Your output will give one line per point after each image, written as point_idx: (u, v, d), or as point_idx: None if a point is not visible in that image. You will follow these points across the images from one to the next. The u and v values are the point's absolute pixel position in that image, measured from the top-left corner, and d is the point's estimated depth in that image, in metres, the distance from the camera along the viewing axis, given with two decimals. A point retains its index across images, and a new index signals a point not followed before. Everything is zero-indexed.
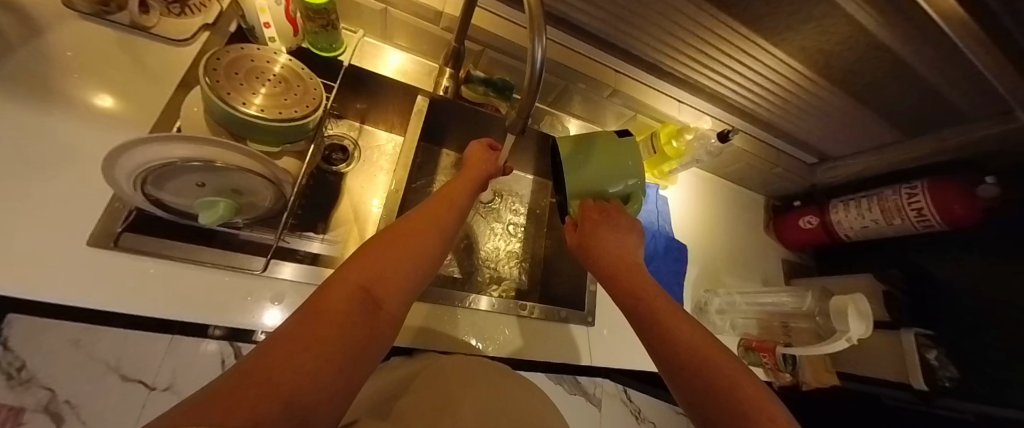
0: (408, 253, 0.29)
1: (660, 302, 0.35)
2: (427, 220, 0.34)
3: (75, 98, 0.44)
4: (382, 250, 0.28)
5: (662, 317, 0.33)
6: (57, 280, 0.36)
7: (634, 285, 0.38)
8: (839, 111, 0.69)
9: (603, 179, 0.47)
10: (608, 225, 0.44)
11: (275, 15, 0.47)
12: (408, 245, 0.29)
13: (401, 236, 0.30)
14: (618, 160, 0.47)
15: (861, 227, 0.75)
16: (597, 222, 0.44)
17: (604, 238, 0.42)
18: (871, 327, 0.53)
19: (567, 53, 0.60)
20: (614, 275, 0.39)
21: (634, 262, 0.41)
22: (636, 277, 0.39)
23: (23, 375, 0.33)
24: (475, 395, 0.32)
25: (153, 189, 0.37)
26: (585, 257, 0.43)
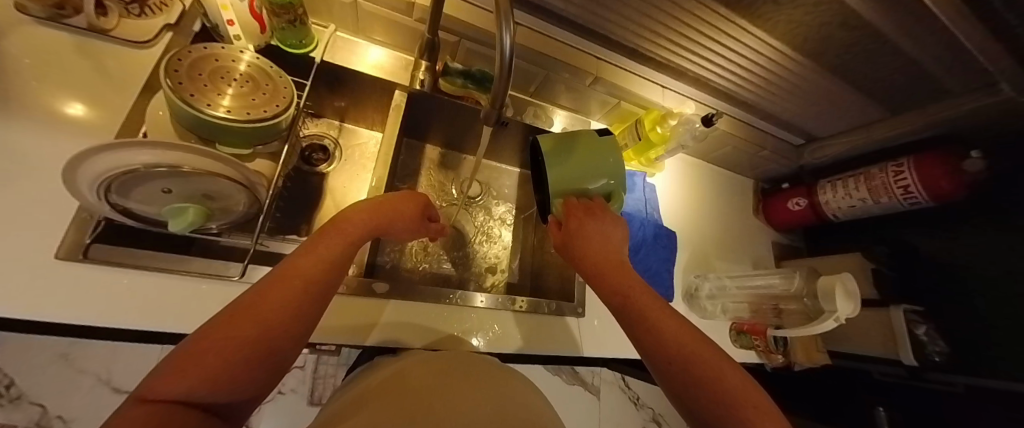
0: (271, 330, 0.22)
1: (646, 297, 0.35)
2: (307, 272, 0.27)
3: (31, 106, 0.42)
4: (227, 329, 0.21)
5: (647, 312, 0.33)
6: (25, 294, 0.35)
7: (621, 282, 0.37)
8: (824, 89, 0.68)
9: (585, 176, 0.46)
10: (595, 223, 0.43)
11: (239, 12, 0.45)
12: (272, 315, 0.23)
13: (262, 302, 0.23)
14: (599, 158, 0.47)
15: (849, 207, 0.75)
16: (583, 219, 0.43)
17: (589, 238, 0.41)
18: (858, 307, 0.52)
19: (545, 41, 0.59)
20: (602, 271, 0.38)
21: (621, 260, 0.40)
22: (623, 273, 0.38)
23: (13, 393, 0.40)
24: (448, 394, 0.31)
25: (118, 198, 0.36)
26: (569, 253, 0.42)
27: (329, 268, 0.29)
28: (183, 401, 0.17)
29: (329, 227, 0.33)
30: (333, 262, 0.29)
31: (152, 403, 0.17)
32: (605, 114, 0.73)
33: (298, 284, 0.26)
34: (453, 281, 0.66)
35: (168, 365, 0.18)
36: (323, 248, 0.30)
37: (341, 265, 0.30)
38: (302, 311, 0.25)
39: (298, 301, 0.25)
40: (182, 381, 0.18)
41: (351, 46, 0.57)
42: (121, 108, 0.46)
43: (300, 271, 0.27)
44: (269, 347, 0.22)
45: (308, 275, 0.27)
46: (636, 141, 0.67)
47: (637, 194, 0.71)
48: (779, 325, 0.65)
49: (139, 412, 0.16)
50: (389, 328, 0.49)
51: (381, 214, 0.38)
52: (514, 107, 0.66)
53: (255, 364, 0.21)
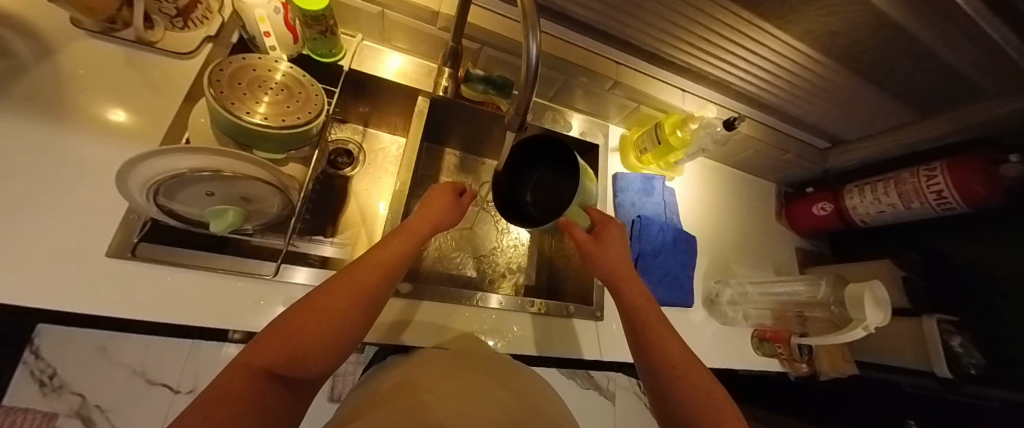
0: (336, 322, 0.27)
1: (651, 311, 0.42)
2: (368, 274, 0.31)
3: (87, 114, 0.45)
4: (303, 315, 0.26)
5: (650, 326, 0.40)
6: (79, 291, 0.37)
7: (634, 295, 0.43)
8: (851, 92, 0.66)
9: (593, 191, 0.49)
10: (612, 231, 0.48)
11: (275, 24, 0.47)
12: (337, 310, 0.28)
13: (331, 298, 0.28)
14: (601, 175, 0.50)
15: (879, 212, 0.72)
16: (606, 227, 0.48)
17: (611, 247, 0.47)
18: (888, 315, 0.51)
19: (565, 47, 0.60)
20: (618, 280, 0.44)
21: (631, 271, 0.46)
22: (634, 285, 0.44)
23: (54, 383, 0.42)
24: (446, 397, 0.32)
25: (165, 200, 0.38)
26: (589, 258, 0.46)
27: (389, 271, 0.33)
28: (267, 369, 0.23)
29: (390, 233, 0.37)
30: (391, 268, 0.33)
31: (245, 367, 0.22)
32: (624, 118, 0.73)
33: (363, 284, 0.30)
34: (471, 283, 0.67)
35: (261, 339, 0.25)
36: (384, 252, 0.34)
37: (400, 268, 0.34)
38: (364, 307, 0.30)
39: (362, 302, 0.30)
40: (263, 352, 0.23)
41: (377, 54, 0.59)
42: (164, 115, 0.48)
43: (365, 272, 0.31)
44: (334, 333, 0.27)
45: (371, 277, 0.31)
46: (655, 145, 0.66)
47: (655, 198, 0.71)
48: (802, 333, 0.64)
49: (232, 373, 0.22)
50: (411, 327, 0.50)
51: (433, 216, 0.40)
52: (533, 112, 0.67)
53: (320, 351, 0.26)
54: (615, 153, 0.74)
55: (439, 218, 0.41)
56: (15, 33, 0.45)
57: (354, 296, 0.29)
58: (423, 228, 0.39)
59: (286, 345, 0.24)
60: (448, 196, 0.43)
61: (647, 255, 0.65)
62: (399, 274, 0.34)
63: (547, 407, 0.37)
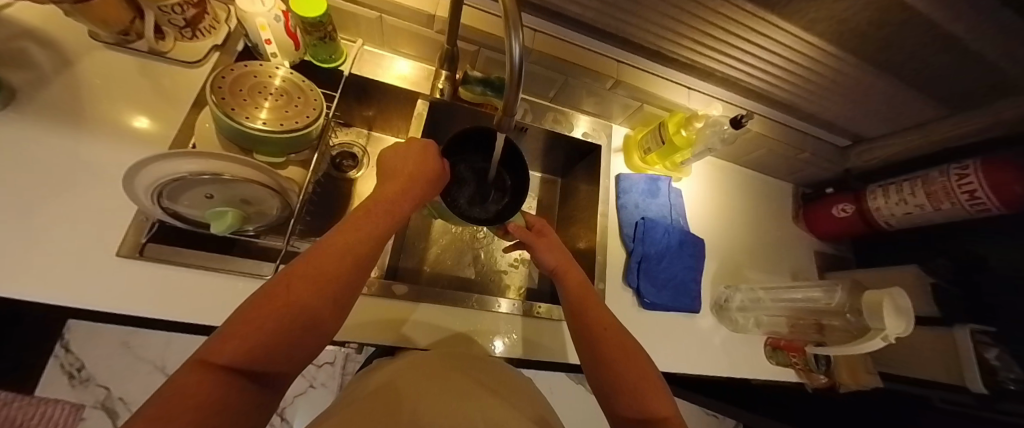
0: (302, 312, 0.27)
1: (595, 310, 0.42)
2: (334, 259, 0.31)
3: (102, 122, 0.47)
4: (266, 306, 0.25)
5: (593, 326, 0.41)
6: (89, 288, 0.39)
7: (580, 293, 0.44)
8: (869, 86, 0.62)
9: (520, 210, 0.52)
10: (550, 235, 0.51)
11: (276, 31, 0.48)
12: (303, 297, 0.27)
13: (295, 288, 0.27)
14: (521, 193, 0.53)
15: (905, 214, 0.67)
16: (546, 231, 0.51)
17: (554, 248, 0.49)
18: (911, 324, 0.47)
19: (563, 46, 0.59)
20: (563, 272, 0.47)
21: (576, 270, 0.48)
22: (575, 276, 0.47)
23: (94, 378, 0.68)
24: (421, 392, 0.34)
25: (169, 202, 0.40)
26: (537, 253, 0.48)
27: (356, 255, 0.33)
28: (228, 365, 0.22)
29: (356, 214, 0.36)
30: (358, 251, 0.33)
31: (206, 364, 0.22)
32: (628, 117, 0.71)
33: (328, 269, 0.30)
34: (471, 285, 0.66)
35: (221, 334, 0.24)
36: (351, 235, 0.33)
37: (367, 251, 0.34)
38: (332, 294, 0.30)
39: (329, 288, 0.30)
40: (223, 348, 0.23)
41: (378, 59, 0.60)
42: (173, 120, 0.51)
43: (332, 258, 0.31)
44: (302, 321, 0.27)
45: (338, 263, 0.31)
46: (659, 145, 0.64)
47: (661, 200, 0.68)
48: (820, 342, 0.58)
49: (191, 372, 0.21)
50: (404, 328, 0.50)
51: (404, 195, 0.40)
52: (533, 113, 0.66)
53: (287, 344, 0.26)
54: (618, 154, 0.72)
55: (409, 198, 0.41)
56: (40, 47, 0.48)
57: (319, 284, 0.29)
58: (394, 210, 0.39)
59: (250, 339, 0.24)
60: (421, 170, 0.43)
61: (651, 259, 0.63)
62: (370, 257, 0.34)
63: (515, 409, 0.37)
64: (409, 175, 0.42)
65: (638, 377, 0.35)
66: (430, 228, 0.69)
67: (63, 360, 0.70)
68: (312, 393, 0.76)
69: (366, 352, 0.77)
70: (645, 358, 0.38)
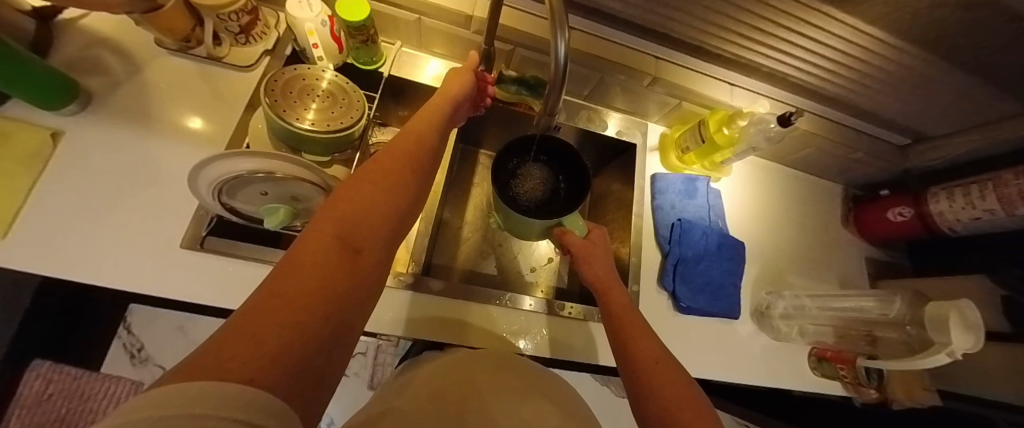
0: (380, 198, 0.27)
1: (636, 322, 0.39)
2: (396, 160, 0.31)
3: (166, 123, 0.51)
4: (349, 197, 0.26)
5: (630, 346, 0.37)
6: (159, 278, 0.43)
7: (617, 305, 0.42)
8: (934, 80, 0.57)
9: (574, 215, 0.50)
10: (597, 247, 0.48)
11: (322, 36, 0.50)
12: (377, 189, 0.28)
13: (367, 182, 0.28)
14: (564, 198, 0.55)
15: (972, 219, 0.60)
16: (596, 244, 0.48)
17: (593, 262, 0.46)
18: (981, 340, 0.42)
19: (598, 44, 0.57)
20: (606, 290, 0.44)
21: (615, 284, 0.44)
22: (618, 297, 0.43)
23: (140, 355, 0.77)
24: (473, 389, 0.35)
25: (228, 198, 0.42)
26: (581, 263, 0.47)
27: (414, 158, 0.33)
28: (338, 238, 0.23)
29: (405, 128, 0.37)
30: (415, 155, 0.33)
31: (320, 236, 0.22)
32: (664, 116, 0.69)
33: (393, 168, 0.30)
34: (501, 283, 0.67)
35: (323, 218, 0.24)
36: (406, 145, 0.34)
37: (422, 156, 0.34)
38: (404, 187, 0.30)
39: (401, 182, 0.30)
40: (329, 225, 0.23)
41: (414, 60, 0.62)
42: (226, 121, 0.54)
43: (393, 159, 0.31)
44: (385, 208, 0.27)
45: (398, 162, 0.31)
46: (698, 144, 0.62)
47: (698, 200, 0.66)
48: (872, 355, 0.56)
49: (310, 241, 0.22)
50: (440, 323, 0.51)
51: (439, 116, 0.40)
52: (566, 112, 0.66)
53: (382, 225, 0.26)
54: (653, 153, 0.71)
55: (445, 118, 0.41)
56: (112, 54, 0.53)
57: (392, 176, 0.29)
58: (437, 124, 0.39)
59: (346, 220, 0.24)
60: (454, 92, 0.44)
61: (687, 261, 0.61)
62: (425, 162, 0.34)
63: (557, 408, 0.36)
64: (446, 100, 0.43)
65: (673, 391, 0.32)
66: (461, 226, 0.70)
67: (126, 340, 0.77)
68: (347, 382, 0.79)
69: (398, 345, 0.79)
70: (679, 374, 0.34)
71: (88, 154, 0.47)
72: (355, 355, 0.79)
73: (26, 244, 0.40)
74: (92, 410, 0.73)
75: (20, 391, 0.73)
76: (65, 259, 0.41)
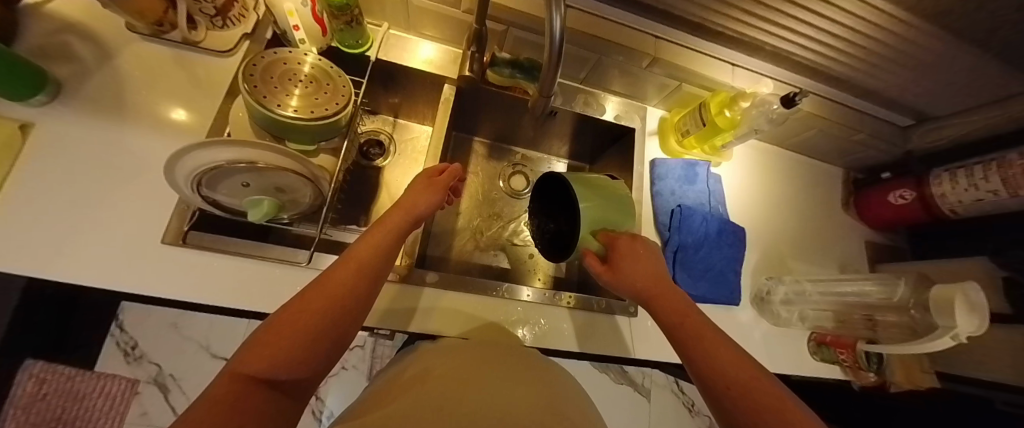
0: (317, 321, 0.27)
1: (696, 322, 0.36)
2: (351, 271, 0.31)
3: (141, 113, 0.49)
4: (287, 318, 0.26)
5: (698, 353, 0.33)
6: (138, 274, 0.41)
7: (673, 308, 0.38)
8: (943, 58, 0.55)
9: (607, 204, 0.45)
10: (633, 250, 0.42)
11: (303, 17, 0.47)
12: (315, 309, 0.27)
13: (309, 299, 0.28)
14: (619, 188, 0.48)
15: (974, 201, 0.59)
16: (629, 249, 0.42)
17: (634, 267, 0.41)
18: (985, 324, 0.41)
19: (595, 23, 0.55)
20: (650, 301, 0.39)
21: (668, 284, 0.40)
22: (677, 300, 0.39)
23: (134, 353, 0.76)
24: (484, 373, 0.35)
25: (208, 191, 0.40)
26: (619, 278, 0.41)
27: (371, 268, 0.33)
28: (254, 375, 0.23)
29: (370, 231, 0.37)
30: (371, 263, 0.33)
31: (234, 375, 0.22)
32: (663, 99, 0.67)
33: (343, 282, 0.30)
34: (499, 275, 0.65)
35: (251, 346, 0.24)
36: (365, 252, 0.34)
37: (380, 267, 0.34)
38: (348, 305, 0.29)
39: (347, 298, 0.29)
40: (249, 358, 0.23)
41: (403, 43, 0.59)
42: (206, 110, 0.51)
43: (345, 270, 0.31)
44: (322, 329, 0.27)
45: (351, 274, 0.31)
46: (698, 128, 0.60)
47: (699, 186, 0.65)
48: (872, 339, 0.55)
49: (223, 382, 0.22)
50: (437, 316, 0.50)
51: (408, 210, 0.40)
52: (563, 96, 0.63)
53: (310, 352, 0.26)
54: (652, 138, 0.69)
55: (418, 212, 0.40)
56: (81, 40, 0.50)
57: (340, 291, 0.29)
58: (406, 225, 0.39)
59: (273, 349, 0.24)
60: (419, 206, 0.41)
61: (687, 249, 0.60)
62: (381, 271, 0.34)
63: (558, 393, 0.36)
64: (421, 188, 0.43)
65: (746, 373, 0.30)
66: (458, 215, 0.68)
67: (119, 339, 0.75)
68: (345, 374, 0.79)
69: (396, 337, 0.78)
70: (740, 352, 0.33)
71: (57, 146, 0.44)
72: (352, 347, 0.78)
73: None
74: (88, 408, 0.74)
75: (13, 391, 0.71)
76: (39, 256, 0.39)
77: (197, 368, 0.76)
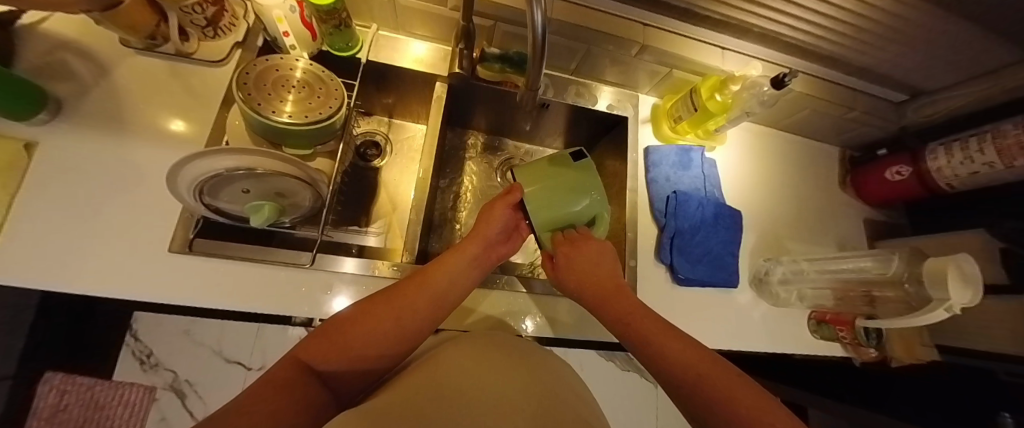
0: (375, 337, 0.30)
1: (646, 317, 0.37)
2: (417, 294, 0.34)
3: (139, 126, 0.50)
4: (347, 323, 0.30)
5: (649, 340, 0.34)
6: (150, 282, 0.43)
7: (623, 306, 0.39)
8: (934, 32, 0.55)
9: (571, 200, 0.46)
10: (581, 252, 0.44)
11: (293, 23, 0.48)
12: (373, 319, 0.31)
13: (369, 309, 0.32)
14: (583, 179, 0.47)
15: (970, 174, 0.58)
16: (571, 252, 0.44)
17: (581, 268, 0.43)
18: (980, 295, 0.42)
19: (582, 13, 0.55)
20: (600, 302, 0.41)
21: (619, 284, 0.42)
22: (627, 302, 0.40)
23: (150, 360, 0.77)
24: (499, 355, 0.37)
25: (210, 199, 0.41)
26: (569, 281, 0.44)
27: (436, 296, 0.35)
28: (312, 362, 0.26)
29: (443, 257, 0.40)
30: (436, 290, 0.36)
31: (297, 358, 0.26)
32: (655, 86, 0.67)
33: (405, 301, 0.33)
34: (500, 268, 0.66)
35: (313, 339, 0.29)
36: (433, 276, 0.37)
37: (444, 294, 0.36)
38: (404, 324, 0.32)
39: (405, 317, 0.32)
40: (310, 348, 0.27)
41: (393, 44, 0.59)
42: (203, 120, 0.52)
43: (411, 290, 0.34)
44: (374, 338, 0.30)
45: (415, 296, 0.34)
46: (691, 113, 0.60)
47: (694, 171, 0.65)
48: (872, 315, 0.56)
49: (287, 364, 0.26)
50: None
51: (478, 240, 0.42)
52: (554, 88, 0.64)
53: (359, 352, 0.29)
54: (645, 125, 0.69)
55: (483, 242, 0.42)
56: (77, 57, 0.51)
57: (398, 306, 0.33)
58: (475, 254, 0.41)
59: (330, 344, 0.28)
60: (489, 235, 0.43)
61: (684, 234, 0.60)
62: (445, 300, 0.36)
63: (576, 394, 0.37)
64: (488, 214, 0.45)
65: (692, 358, 0.31)
66: (457, 212, 0.69)
67: (134, 347, 0.77)
68: None
69: None
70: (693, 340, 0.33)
71: (62, 163, 0.45)
72: None
73: (11, 260, 0.39)
74: (109, 416, 0.76)
75: (36, 403, 0.74)
76: (55, 269, 0.40)
77: (212, 372, 0.77)
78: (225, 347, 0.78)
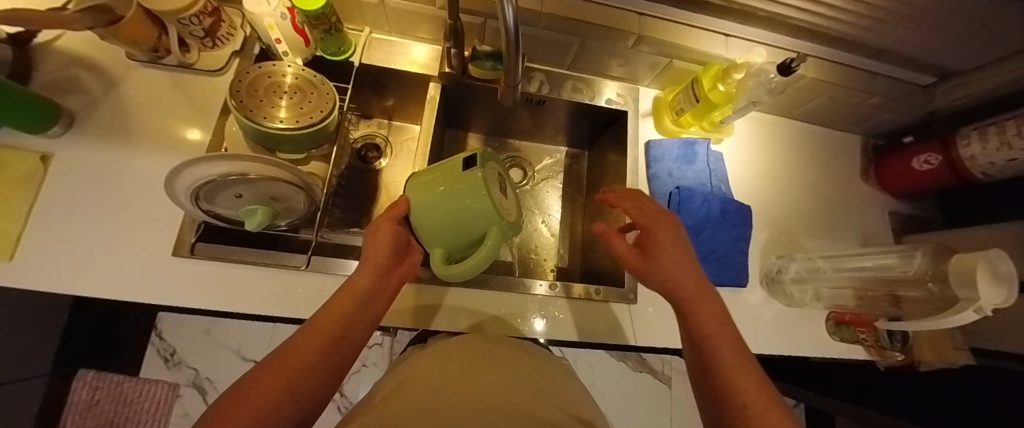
0: (291, 407, 0.26)
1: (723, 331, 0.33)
2: (316, 346, 0.29)
3: (144, 135, 0.52)
4: (234, 404, 0.24)
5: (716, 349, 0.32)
6: (153, 285, 0.44)
7: (704, 308, 0.35)
8: (961, 7, 0.50)
9: (453, 222, 0.37)
10: (669, 238, 0.38)
11: (285, 30, 0.48)
12: (270, 391, 0.25)
13: (262, 381, 0.26)
14: (459, 193, 0.36)
15: (1008, 161, 0.53)
16: (661, 237, 0.38)
17: (668, 255, 0.37)
18: (1015, 295, 0.38)
19: (574, 5, 0.53)
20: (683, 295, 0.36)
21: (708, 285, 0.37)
22: (708, 307, 0.35)
23: (174, 359, 0.82)
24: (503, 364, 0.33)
25: (207, 204, 0.43)
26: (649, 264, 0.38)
27: (337, 340, 0.31)
28: None
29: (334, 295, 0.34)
30: (336, 335, 0.31)
31: None
32: (656, 78, 0.65)
33: (305, 358, 0.28)
34: (499, 268, 0.65)
35: None
36: (329, 321, 0.31)
37: (346, 337, 0.32)
38: (308, 386, 0.28)
39: (307, 377, 0.28)
40: None
41: (385, 46, 0.60)
42: (203, 128, 0.53)
43: (308, 345, 0.29)
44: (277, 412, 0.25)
45: (314, 349, 0.29)
46: (692, 105, 0.57)
47: (699, 165, 0.62)
48: (895, 317, 0.51)
49: None
50: (435, 314, 0.50)
51: (374, 265, 0.36)
52: (549, 84, 0.62)
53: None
54: (647, 119, 0.67)
55: (382, 266, 0.37)
56: (89, 73, 0.53)
57: (296, 368, 0.27)
58: (375, 283, 0.36)
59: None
60: (384, 259, 0.37)
61: (689, 231, 0.57)
62: (346, 341, 0.32)
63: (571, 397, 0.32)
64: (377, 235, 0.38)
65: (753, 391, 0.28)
66: None
67: (159, 346, 0.83)
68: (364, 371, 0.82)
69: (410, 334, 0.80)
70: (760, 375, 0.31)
71: (74, 173, 0.47)
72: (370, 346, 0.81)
73: (26, 266, 0.42)
74: (138, 412, 0.81)
75: (71, 398, 0.79)
76: (66, 277, 0.42)
77: (231, 372, 0.82)
78: (246, 348, 0.84)
